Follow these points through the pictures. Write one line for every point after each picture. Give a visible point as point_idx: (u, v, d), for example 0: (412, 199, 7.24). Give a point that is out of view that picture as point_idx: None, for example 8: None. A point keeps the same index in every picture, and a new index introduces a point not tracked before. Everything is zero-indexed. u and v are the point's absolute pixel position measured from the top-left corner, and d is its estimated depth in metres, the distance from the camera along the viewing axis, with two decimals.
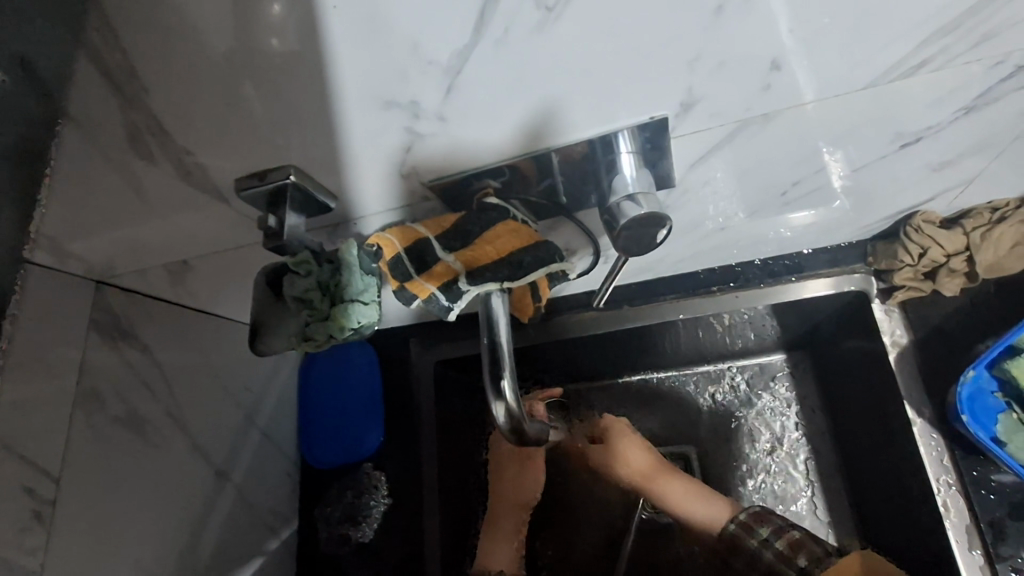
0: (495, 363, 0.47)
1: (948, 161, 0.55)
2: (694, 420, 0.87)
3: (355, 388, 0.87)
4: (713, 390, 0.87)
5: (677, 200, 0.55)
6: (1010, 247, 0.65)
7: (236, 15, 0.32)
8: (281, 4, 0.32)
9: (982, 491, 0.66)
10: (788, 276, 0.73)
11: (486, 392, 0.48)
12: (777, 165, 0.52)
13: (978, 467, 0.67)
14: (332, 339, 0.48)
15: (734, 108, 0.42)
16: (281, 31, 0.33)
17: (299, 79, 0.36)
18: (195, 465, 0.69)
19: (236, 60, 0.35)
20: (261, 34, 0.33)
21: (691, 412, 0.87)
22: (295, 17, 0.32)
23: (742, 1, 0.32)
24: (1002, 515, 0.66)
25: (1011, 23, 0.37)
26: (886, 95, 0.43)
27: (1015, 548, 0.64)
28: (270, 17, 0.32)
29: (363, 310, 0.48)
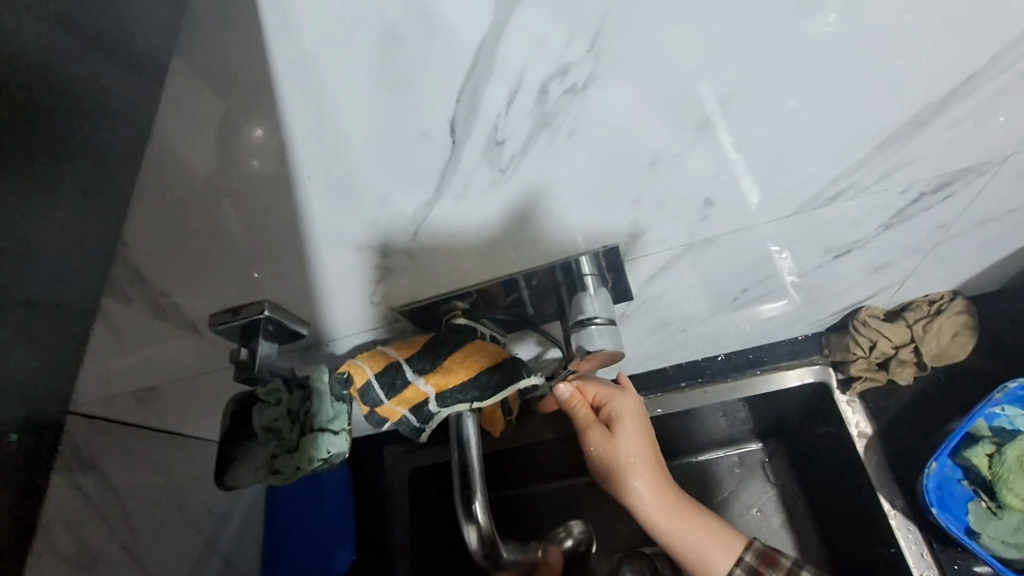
0: (467, 488, 0.47)
1: (884, 265, 0.60)
2: None
3: (322, 503, 0.82)
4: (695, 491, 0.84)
5: (635, 309, 0.59)
6: (950, 336, 0.69)
7: (217, 145, 0.33)
8: (263, 128, 0.32)
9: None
10: (752, 369, 0.77)
11: (456, 515, 0.47)
12: (725, 276, 0.55)
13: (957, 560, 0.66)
14: (299, 472, 0.46)
15: (677, 236, 0.46)
16: (261, 153, 0.33)
17: (274, 198, 0.36)
18: None
19: (216, 188, 0.35)
20: (242, 157, 0.33)
21: None
22: (272, 141, 0.33)
23: (669, 158, 0.37)
24: None
25: (909, 160, 0.42)
26: (813, 219, 0.47)
27: None
28: (245, 140, 0.33)
29: (332, 439, 0.47)
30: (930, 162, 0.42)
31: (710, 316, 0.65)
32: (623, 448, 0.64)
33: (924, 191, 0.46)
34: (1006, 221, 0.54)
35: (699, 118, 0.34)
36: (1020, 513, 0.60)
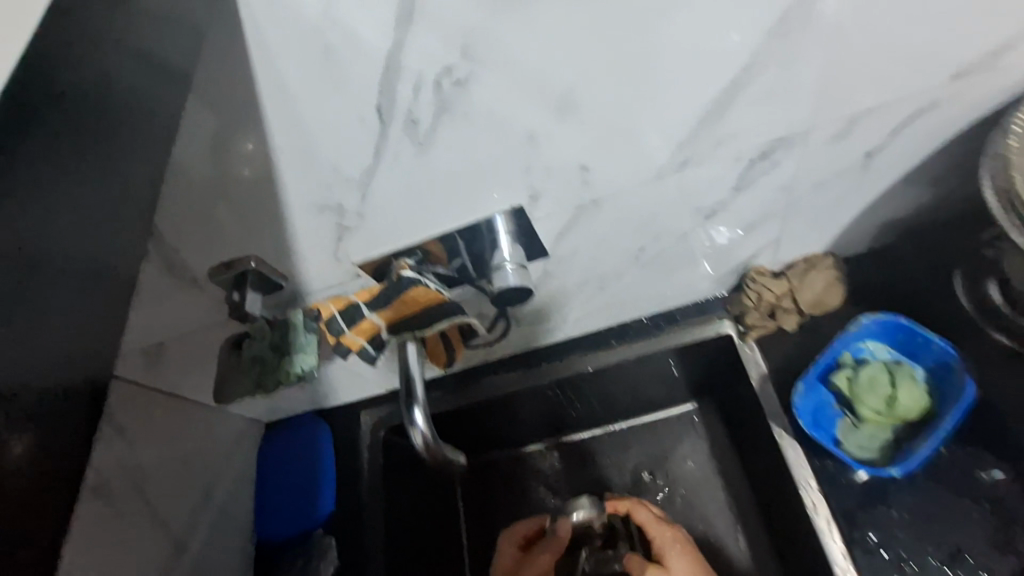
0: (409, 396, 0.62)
1: (753, 224, 0.74)
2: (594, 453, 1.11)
3: (304, 463, 0.97)
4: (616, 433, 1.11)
5: (554, 266, 0.73)
6: (822, 286, 0.82)
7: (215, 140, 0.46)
8: (251, 143, 0.47)
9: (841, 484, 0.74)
10: (668, 325, 0.91)
11: (403, 419, 0.62)
12: (622, 235, 0.69)
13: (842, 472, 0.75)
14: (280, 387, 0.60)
15: (569, 197, 0.60)
16: (249, 157, 0.48)
17: (257, 173, 0.50)
18: (156, 537, 0.76)
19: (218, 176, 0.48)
20: (234, 164, 0.48)
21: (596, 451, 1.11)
22: (258, 144, 0.47)
23: (543, 133, 0.51)
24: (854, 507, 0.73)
25: (731, 134, 0.56)
26: (675, 183, 0.61)
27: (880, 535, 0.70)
28: (238, 150, 0.47)
29: (302, 358, 0.60)
30: (748, 136, 0.56)
31: (623, 276, 0.79)
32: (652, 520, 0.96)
33: (754, 158, 0.60)
34: (838, 186, 0.69)
35: (555, 103, 0.48)
36: (872, 425, 0.74)
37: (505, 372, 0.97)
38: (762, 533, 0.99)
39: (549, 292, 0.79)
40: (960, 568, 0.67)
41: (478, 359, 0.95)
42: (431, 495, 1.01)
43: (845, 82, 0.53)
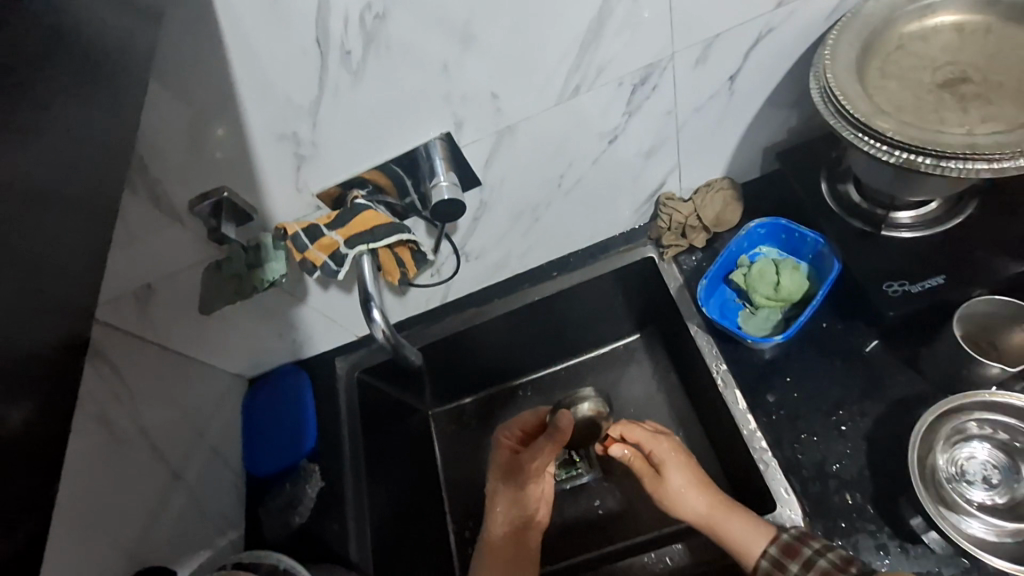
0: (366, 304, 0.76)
1: (653, 149, 0.88)
2: (551, 386, 1.24)
3: (287, 405, 1.06)
4: (570, 368, 1.24)
5: (488, 196, 0.86)
6: (721, 205, 0.96)
7: (190, 82, 0.59)
8: (221, 131, 0.64)
9: (761, 365, 0.86)
10: (599, 255, 1.05)
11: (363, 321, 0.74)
12: (541, 162, 0.83)
13: (768, 357, 0.86)
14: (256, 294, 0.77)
15: (487, 124, 0.73)
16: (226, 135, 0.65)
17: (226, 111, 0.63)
18: (153, 463, 0.85)
19: (198, 115, 0.62)
20: (215, 137, 0.65)
21: (552, 385, 1.24)
22: (231, 124, 0.64)
23: (453, 63, 0.64)
24: (779, 387, 0.84)
25: (607, 62, 0.70)
26: (573, 109, 0.75)
27: (777, 395, 0.83)
28: (216, 128, 0.64)
29: (273, 266, 0.75)
30: (622, 61, 0.71)
31: (551, 207, 0.93)
32: (658, 449, 0.86)
33: (634, 84, 0.74)
34: (715, 110, 0.83)
35: (459, 36, 0.62)
36: (766, 308, 0.88)
37: (462, 311, 1.09)
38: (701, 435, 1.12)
39: (489, 224, 0.92)
40: (841, 414, 0.80)
41: (437, 300, 1.08)
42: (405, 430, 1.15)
43: (689, 12, 0.68)
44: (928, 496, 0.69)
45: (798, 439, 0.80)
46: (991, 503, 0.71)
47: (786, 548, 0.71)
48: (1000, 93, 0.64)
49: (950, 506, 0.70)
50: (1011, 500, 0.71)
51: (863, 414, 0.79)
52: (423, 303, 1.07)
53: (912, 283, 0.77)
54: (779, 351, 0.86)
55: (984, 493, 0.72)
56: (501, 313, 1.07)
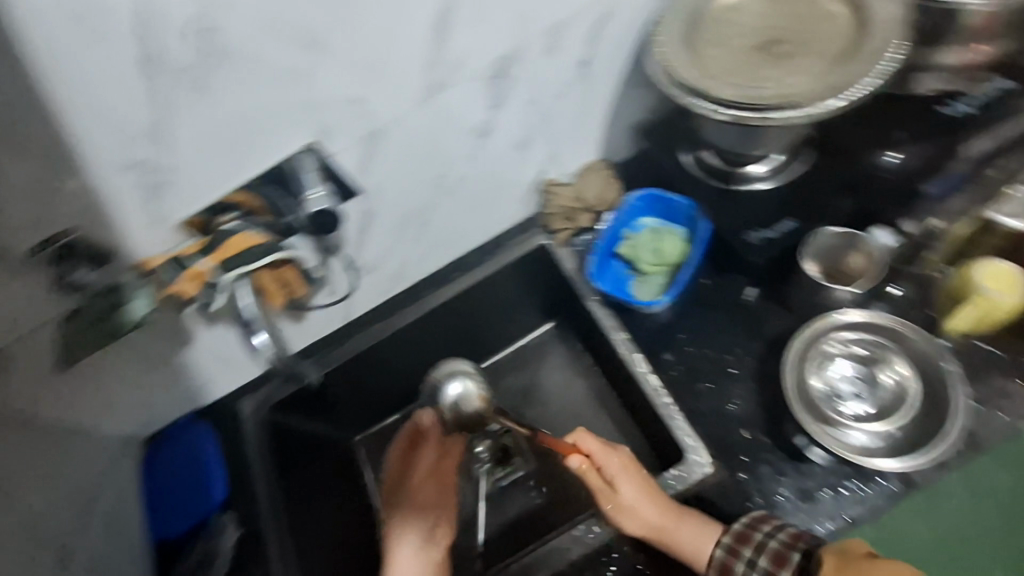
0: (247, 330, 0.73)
1: (526, 139, 0.91)
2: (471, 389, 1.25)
3: (194, 460, 0.98)
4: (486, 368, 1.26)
5: (371, 204, 0.85)
6: (600, 185, 1.01)
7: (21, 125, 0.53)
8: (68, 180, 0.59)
9: (653, 327, 0.91)
10: (494, 250, 1.07)
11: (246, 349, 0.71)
12: (418, 163, 0.83)
13: (658, 319, 0.91)
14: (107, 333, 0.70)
15: (352, 129, 0.72)
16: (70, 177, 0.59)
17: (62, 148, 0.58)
18: (41, 554, 0.75)
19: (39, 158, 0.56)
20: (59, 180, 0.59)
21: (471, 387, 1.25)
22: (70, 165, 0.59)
23: (304, 70, 0.64)
24: (672, 345, 0.89)
25: (463, 56, 0.72)
26: (439, 106, 0.76)
27: (670, 353, 0.89)
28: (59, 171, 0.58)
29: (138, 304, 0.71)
30: (478, 54, 0.73)
31: (438, 209, 0.93)
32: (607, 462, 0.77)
33: (494, 76, 0.77)
34: (575, 95, 0.88)
35: (303, 42, 0.61)
36: (653, 274, 0.93)
37: (368, 327, 1.06)
38: (618, 408, 1.17)
39: (378, 233, 0.91)
40: (731, 361, 0.86)
41: (339, 320, 1.04)
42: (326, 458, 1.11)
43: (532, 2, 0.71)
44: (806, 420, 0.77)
45: (697, 391, 0.85)
46: (864, 413, 0.79)
47: (739, 536, 0.72)
48: (806, 52, 0.72)
49: (827, 424, 0.77)
50: (879, 405, 0.79)
51: (748, 355, 0.86)
52: (324, 326, 1.03)
53: (767, 230, 0.86)
54: (670, 313, 0.91)
55: (864, 406, 0.79)
56: (408, 323, 1.06)
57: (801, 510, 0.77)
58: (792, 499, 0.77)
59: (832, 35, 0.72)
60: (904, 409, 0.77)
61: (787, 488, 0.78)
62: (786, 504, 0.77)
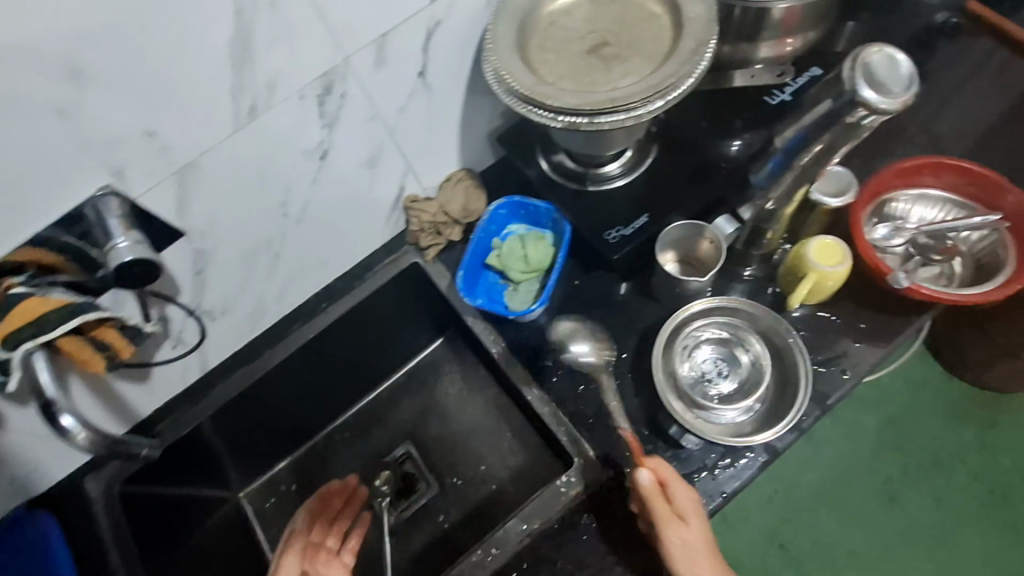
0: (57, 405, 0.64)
1: (374, 158, 0.87)
2: (366, 418, 1.20)
3: (21, 560, 0.84)
4: (380, 394, 1.21)
5: (203, 244, 0.78)
6: (464, 197, 0.98)
7: None
8: None
9: (531, 334, 0.91)
10: (364, 274, 1.02)
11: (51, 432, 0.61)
12: (250, 194, 0.77)
13: (534, 325, 0.91)
14: None
15: (159, 167, 0.67)
16: None
17: None
18: None
19: None
20: None
21: (366, 415, 1.20)
22: None
23: (74, 105, 0.57)
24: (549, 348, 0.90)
25: (274, 77, 0.68)
26: (258, 132, 0.71)
27: (550, 360, 0.89)
28: None
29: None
30: (290, 74, 0.68)
31: (290, 240, 0.88)
32: (681, 496, 0.71)
33: (318, 96, 0.73)
34: (420, 109, 0.85)
35: (63, 73, 0.55)
36: (525, 282, 0.93)
37: (233, 374, 0.98)
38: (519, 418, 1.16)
39: (224, 272, 0.84)
40: (608, 360, 0.87)
41: (197, 371, 0.96)
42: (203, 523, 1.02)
43: (342, 18, 0.67)
44: (674, 402, 0.79)
45: (578, 393, 0.86)
46: (729, 390, 0.83)
47: None
48: (633, 52, 0.74)
49: (694, 403, 0.80)
50: (741, 381, 0.83)
51: (624, 351, 0.87)
52: (179, 379, 0.94)
53: (625, 227, 0.86)
54: (546, 319, 0.91)
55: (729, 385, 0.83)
56: (278, 363, 0.99)
57: None
58: None
59: (652, 35, 0.74)
60: (762, 380, 0.81)
61: None
62: None
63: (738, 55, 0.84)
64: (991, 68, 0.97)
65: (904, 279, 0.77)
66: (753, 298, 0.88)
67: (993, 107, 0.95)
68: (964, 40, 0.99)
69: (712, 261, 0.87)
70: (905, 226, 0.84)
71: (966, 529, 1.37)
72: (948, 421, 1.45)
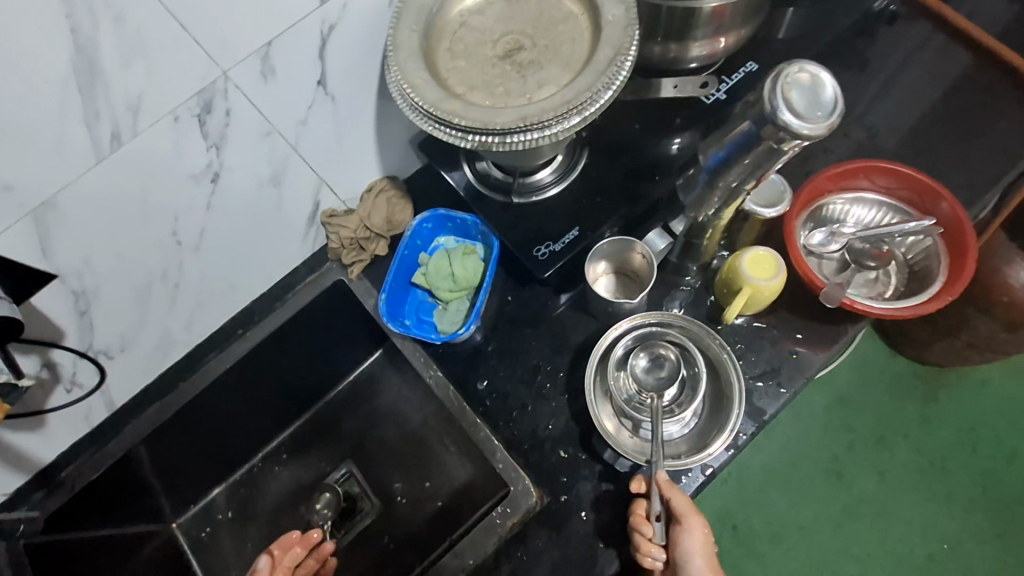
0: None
1: (277, 175, 0.79)
2: (306, 436, 1.15)
3: None
4: (319, 412, 1.16)
5: (82, 284, 0.70)
6: (388, 208, 0.92)
7: None
8: None
9: (465, 355, 0.85)
10: (286, 294, 0.95)
11: None
12: (130, 227, 0.69)
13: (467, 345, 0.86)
14: None
15: (4, 210, 0.58)
16: None
17: None
18: None
19: None
20: None
21: (305, 433, 1.15)
22: None
23: None
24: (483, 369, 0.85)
25: (135, 100, 0.59)
26: (126, 160, 0.63)
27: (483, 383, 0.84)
28: None
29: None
30: (156, 96, 0.60)
31: (190, 269, 0.80)
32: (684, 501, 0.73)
33: (197, 116, 0.65)
34: (325, 119, 0.77)
35: None
36: (455, 300, 0.87)
37: (145, 411, 0.90)
38: None
39: (114, 311, 0.76)
40: (544, 381, 0.83)
41: (104, 410, 0.88)
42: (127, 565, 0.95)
43: (211, 30, 0.59)
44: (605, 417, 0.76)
45: (513, 418, 0.82)
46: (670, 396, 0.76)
47: None
48: (550, 58, 0.67)
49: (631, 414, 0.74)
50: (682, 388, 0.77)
51: (561, 370, 0.83)
52: (82, 422, 0.87)
53: (555, 242, 0.81)
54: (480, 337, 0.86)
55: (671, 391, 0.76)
56: (195, 395, 0.92)
57: (623, 518, 0.76)
58: (614, 509, 0.76)
59: (571, 38, 0.67)
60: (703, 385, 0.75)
61: (609, 499, 0.77)
62: (608, 516, 0.76)
63: (669, 55, 0.78)
64: (928, 56, 0.94)
65: (837, 292, 0.75)
66: (693, 307, 0.85)
67: (931, 96, 0.92)
68: (902, 25, 0.95)
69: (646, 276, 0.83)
70: (841, 231, 0.82)
71: (907, 500, 1.41)
72: (891, 398, 1.48)
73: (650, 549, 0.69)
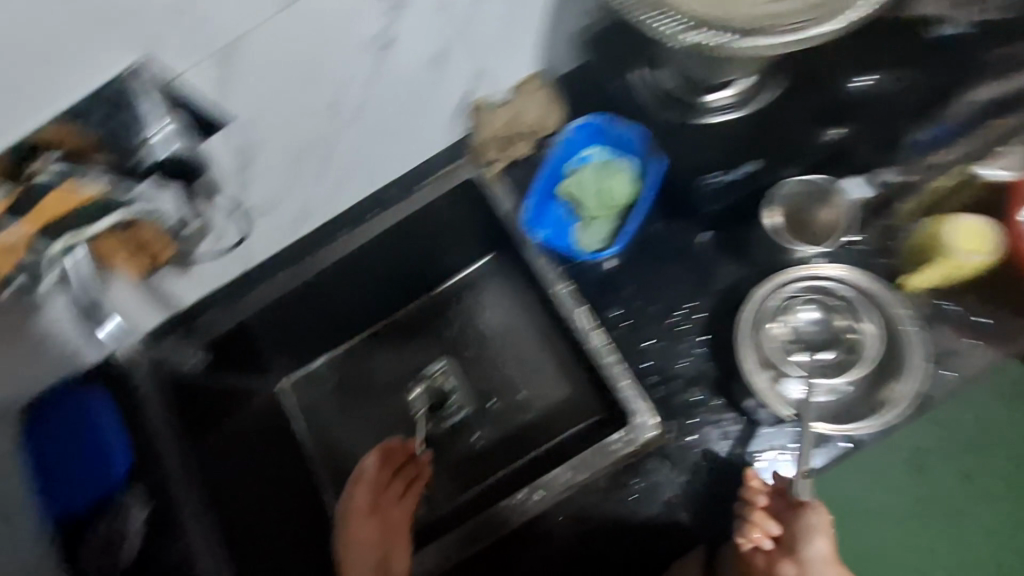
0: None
1: (441, 52, 0.73)
2: (405, 327, 1.18)
3: (78, 432, 0.87)
4: (423, 307, 1.18)
5: (247, 138, 0.69)
6: (540, 108, 0.87)
7: None
8: None
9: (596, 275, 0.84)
10: (420, 184, 0.92)
11: None
12: (299, 86, 0.67)
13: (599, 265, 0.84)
14: None
15: (192, 48, 0.56)
16: None
17: None
18: None
19: None
20: None
21: (404, 323, 1.18)
22: None
23: None
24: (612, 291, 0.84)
25: None
26: (311, 11, 0.59)
27: (610, 307, 0.82)
28: None
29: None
30: None
31: (341, 144, 0.78)
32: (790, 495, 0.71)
33: None
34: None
35: None
36: (598, 219, 0.83)
37: (276, 276, 0.93)
38: (563, 347, 1.12)
39: (269, 173, 0.76)
40: (677, 315, 0.80)
41: (240, 268, 0.92)
42: (246, 413, 1.02)
43: None
44: (748, 359, 0.75)
45: (640, 350, 0.79)
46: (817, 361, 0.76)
47: None
48: None
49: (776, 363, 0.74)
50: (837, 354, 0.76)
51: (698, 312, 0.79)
52: (221, 275, 0.91)
53: (729, 173, 0.77)
54: (616, 263, 0.83)
55: (802, 356, 0.77)
56: (324, 268, 0.93)
57: (742, 470, 0.74)
58: (735, 460, 0.74)
59: None
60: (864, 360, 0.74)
61: (728, 448, 0.76)
62: (727, 466, 0.74)
63: None
64: None
65: None
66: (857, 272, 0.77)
67: None
68: None
69: (827, 234, 0.79)
70: None
71: None
72: None
73: (765, 520, 0.69)
